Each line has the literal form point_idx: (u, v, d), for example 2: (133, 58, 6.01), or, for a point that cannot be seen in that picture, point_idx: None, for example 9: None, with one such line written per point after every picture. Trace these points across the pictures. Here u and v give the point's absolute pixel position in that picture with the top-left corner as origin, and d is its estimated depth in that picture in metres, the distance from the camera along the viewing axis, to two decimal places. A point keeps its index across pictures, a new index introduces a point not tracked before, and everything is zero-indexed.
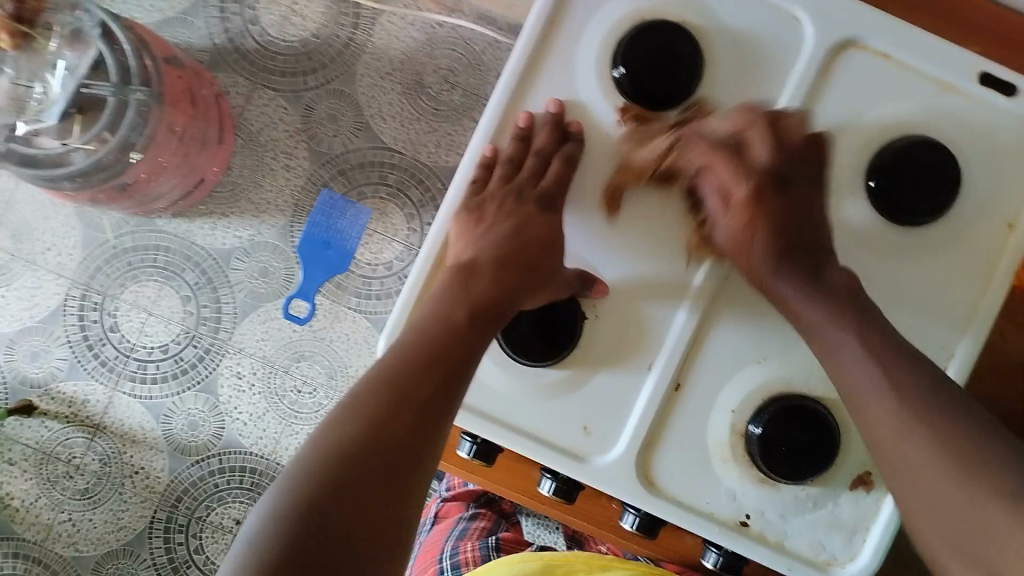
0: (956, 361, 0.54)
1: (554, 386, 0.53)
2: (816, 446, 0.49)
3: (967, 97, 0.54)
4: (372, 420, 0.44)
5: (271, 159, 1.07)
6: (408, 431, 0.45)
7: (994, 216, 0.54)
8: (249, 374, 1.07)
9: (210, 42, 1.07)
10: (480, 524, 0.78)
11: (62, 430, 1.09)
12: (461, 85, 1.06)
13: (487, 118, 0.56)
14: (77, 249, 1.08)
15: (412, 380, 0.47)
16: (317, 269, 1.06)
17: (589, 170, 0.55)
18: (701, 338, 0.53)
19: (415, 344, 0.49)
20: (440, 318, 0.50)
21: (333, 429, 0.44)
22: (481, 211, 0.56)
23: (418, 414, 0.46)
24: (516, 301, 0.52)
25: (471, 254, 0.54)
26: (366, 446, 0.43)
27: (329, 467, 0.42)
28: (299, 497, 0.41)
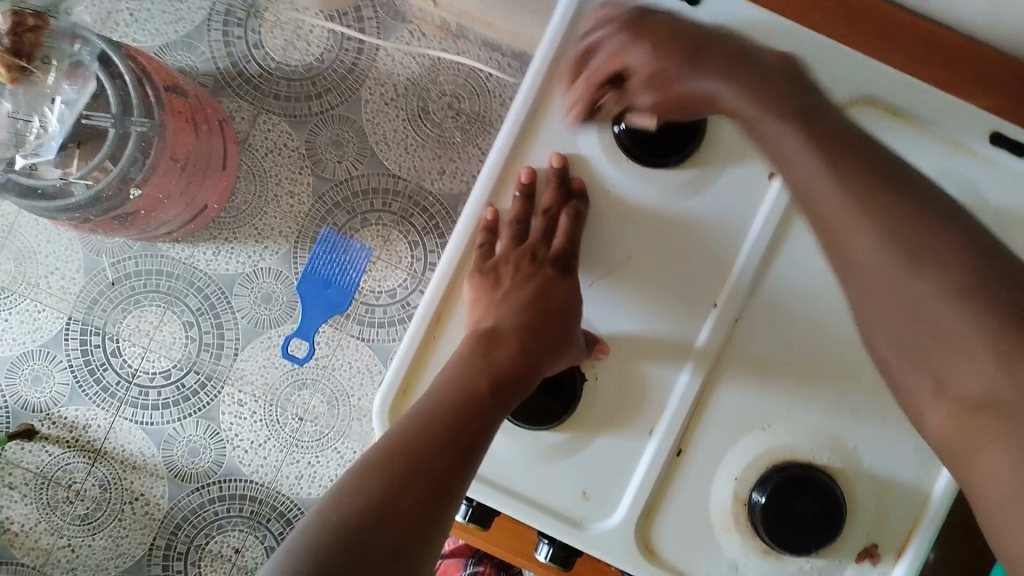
0: None
1: (551, 449, 0.52)
2: (823, 518, 0.47)
3: (980, 157, 0.52)
4: (387, 488, 0.42)
5: (275, 185, 1.06)
6: (416, 509, 0.42)
7: None
8: (250, 402, 1.06)
9: (214, 66, 1.06)
10: None
11: (62, 455, 1.08)
12: (465, 111, 1.05)
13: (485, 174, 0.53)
14: (79, 274, 1.08)
15: (425, 453, 0.44)
16: (316, 309, 1.06)
17: (598, 227, 0.53)
18: (703, 401, 0.52)
19: (432, 413, 0.46)
20: (455, 387, 0.48)
21: (337, 501, 0.41)
22: (496, 274, 0.53)
23: (433, 486, 0.43)
24: (540, 368, 0.50)
25: (490, 322, 0.52)
26: (380, 515, 0.40)
27: (332, 541, 0.38)
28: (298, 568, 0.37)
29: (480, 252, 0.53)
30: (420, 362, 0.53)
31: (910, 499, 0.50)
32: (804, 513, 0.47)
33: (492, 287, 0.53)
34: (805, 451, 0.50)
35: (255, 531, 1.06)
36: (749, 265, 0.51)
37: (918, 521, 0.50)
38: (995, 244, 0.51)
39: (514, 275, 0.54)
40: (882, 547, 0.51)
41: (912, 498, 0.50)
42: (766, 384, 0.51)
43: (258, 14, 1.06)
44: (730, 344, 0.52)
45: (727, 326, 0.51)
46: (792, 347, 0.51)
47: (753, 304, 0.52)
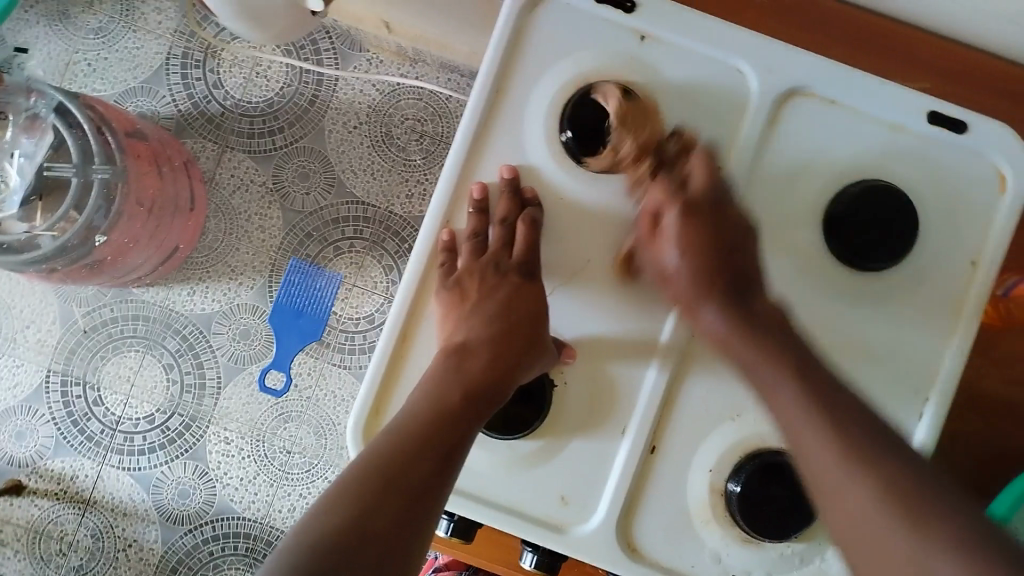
0: (940, 382, 0.53)
1: (527, 457, 0.52)
2: (797, 502, 0.48)
3: (918, 137, 0.53)
4: (357, 510, 0.43)
5: (245, 222, 1.07)
6: (391, 527, 0.44)
7: (957, 253, 0.53)
8: (237, 438, 1.06)
9: (175, 109, 1.07)
10: None
11: (52, 507, 1.07)
12: (429, 133, 1.06)
13: (439, 193, 0.54)
14: (55, 326, 1.08)
15: (401, 471, 0.45)
16: (290, 339, 1.06)
17: (556, 234, 0.54)
18: (673, 397, 0.53)
19: (404, 429, 0.47)
20: (432, 400, 0.49)
21: (313, 523, 0.43)
22: (461, 288, 0.54)
23: (405, 504, 0.44)
24: (513, 377, 0.51)
25: (461, 335, 0.53)
26: (349, 538, 0.42)
27: (308, 566, 0.40)
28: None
29: (442, 270, 0.54)
30: (391, 381, 0.53)
31: None
32: (779, 499, 0.49)
33: (459, 301, 0.54)
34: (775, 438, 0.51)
35: (252, 567, 1.06)
36: None
37: None
38: (938, 220, 0.53)
39: (480, 287, 0.55)
40: None
41: None
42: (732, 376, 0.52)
43: (215, 54, 1.07)
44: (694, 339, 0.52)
45: (690, 323, 0.52)
46: None
47: None
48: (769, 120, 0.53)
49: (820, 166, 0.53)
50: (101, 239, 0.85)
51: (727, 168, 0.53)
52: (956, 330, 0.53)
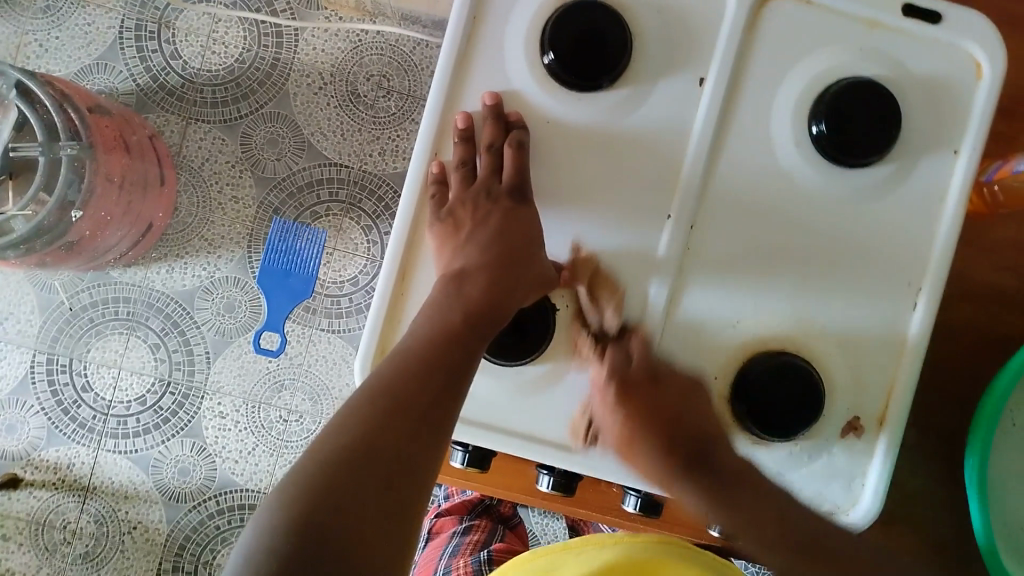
0: (931, 272, 0.54)
1: (535, 381, 0.53)
2: (802, 398, 0.51)
3: (894, 31, 0.53)
4: (370, 426, 0.44)
5: (217, 192, 1.05)
6: (401, 447, 0.44)
7: (939, 146, 0.54)
8: (232, 412, 1.06)
9: (134, 83, 1.05)
10: (473, 538, 0.79)
11: (51, 497, 1.07)
12: (395, 88, 1.05)
13: (424, 126, 0.54)
14: (35, 314, 1.06)
15: (407, 393, 0.46)
16: (280, 298, 1.05)
17: (547, 159, 0.54)
18: (674, 310, 0.53)
19: (410, 351, 0.48)
20: (430, 324, 0.50)
21: (318, 447, 0.43)
22: (452, 219, 0.53)
23: (417, 420, 0.45)
24: (509, 301, 0.51)
25: (459, 263, 0.53)
26: (364, 451, 0.43)
27: (324, 480, 0.41)
28: (290, 523, 0.39)
29: (434, 203, 0.53)
30: (394, 316, 0.53)
31: (885, 367, 0.54)
32: (782, 398, 0.51)
33: (452, 232, 0.54)
34: (778, 340, 0.53)
35: None
36: (695, 169, 0.53)
37: (896, 382, 0.54)
38: (921, 115, 0.54)
39: (473, 214, 0.55)
40: (864, 420, 0.54)
41: (884, 364, 0.54)
42: (729, 283, 0.54)
43: (169, 24, 1.05)
44: (689, 252, 0.54)
45: (684, 236, 0.53)
46: (750, 242, 0.54)
47: (704, 209, 0.53)
48: (745, 29, 0.53)
49: (798, 71, 0.53)
50: (76, 214, 0.84)
51: (711, 80, 0.53)
52: (941, 224, 0.54)
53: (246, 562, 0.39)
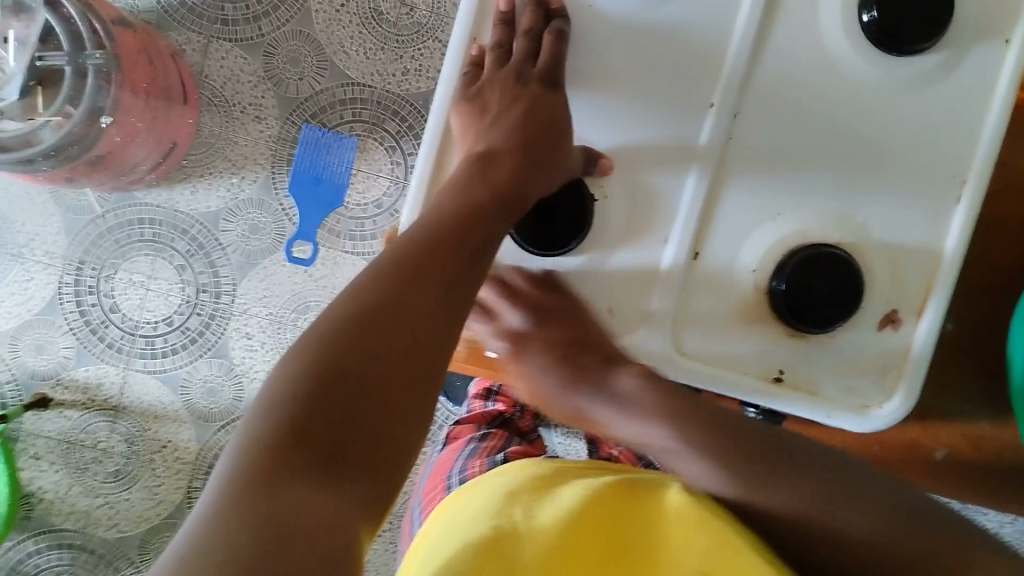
0: (976, 167, 0.53)
1: (571, 267, 0.55)
2: (843, 291, 0.51)
3: None
4: (396, 287, 0.44)
5: (240, 114, 1.05)
6: (428, 311, 0.44)
7: (986, 41, 0.53)
8: (258, 333, 1.07)
9: (153, 1, 1.04)
10: (491, 443, 0.78)
11: (82, 417, 1.08)
12: (418, 6, 1.03)
13: (464, 11, 0.57)
14: (61, 235, 1.06)
15: (434, 260, 0.46)
16: (312, 208, 1.05)
17: (589, 54, 0.55)
18: (713, 201, 0.54)
19: (437, 222, 0.48)
20: (457, 202, 0.49)
21: (342, 302, 0.43)
22: (481, 99, 0.56)
23: (443, 285, 0.45)
24: (535, 184, 0.52)
25: (484, 145, 0.54)
26: (389, 313, 0.43)
27: (348, 337, 0.41)
28: (306, 378, 0.40)
29: (466, 80, 0.56)
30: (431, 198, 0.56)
31: (926, 260, 0.54)
32: (818, 292, 0.51)
33: (479, 112, 0.55)
34: (817, 231, 0.53)
35: None
36: (739, 59, 0.53)
37: (936, 275, 0.54)
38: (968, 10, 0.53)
39: (501, 97, 0.56)
40: (902, 313, 0.54)
41: (926, 257, 0.54)
42: (768, 170, 0.54)
43: None
44: (730, 142, 0.54)
45: (727, 124, 0.54)
46: (790, 135, 0.54)
47: (748, 97, 0.54)
48: None
49: None
50: (106, 120, 0.85)
51: None
52: (988, 121, 0.53)
53: (262, 405, 0.40)
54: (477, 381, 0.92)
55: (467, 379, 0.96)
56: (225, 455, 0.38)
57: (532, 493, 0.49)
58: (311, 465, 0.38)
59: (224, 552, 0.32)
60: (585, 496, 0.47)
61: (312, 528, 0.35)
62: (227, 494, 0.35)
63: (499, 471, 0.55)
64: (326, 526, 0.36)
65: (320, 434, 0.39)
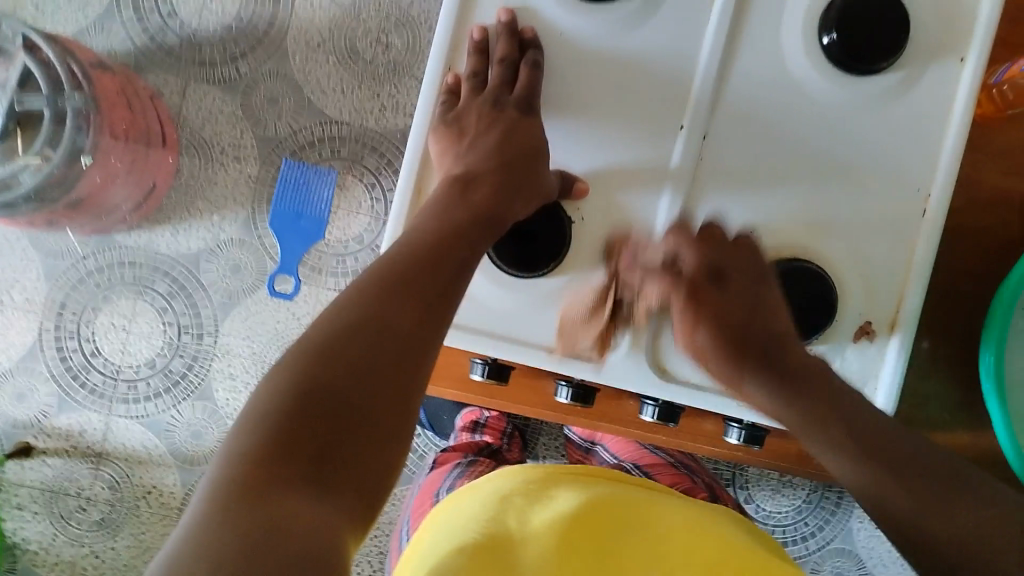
0: (943, 174, 0.55)
1: (553, 292, 0.56)
2: (815, 304, 0.54)
3: None
4: (380, 302, 0.44)
5: (220, 154, 1.05)
6: (412, 325, 0.45)
7: (947, 56, 0.55)
8: (242, 373, 1.06)
9: (131, 45, 1.04)
10: (479, 467, 0.78)
11: (64, 466, 1.07)
12: (395, 43, 1.04)
13: (439, 40, 0.58)
14: (41, 281, 1.05)
15: (416, 277, 0.46)
16: (292, 242, 1.04)
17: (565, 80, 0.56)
18: (689, 220, 0.56)
19: (417, 242, 0.49)
20: (436, 223, 0.51)
21: (326, 317, 0.44)
22: (459, 124, 0.57)
23: (426, 301, 0.46)
24: (513, 204, 0.53)
25: (460, 169, 0.55)
26: (374, 327, 0.43)
27: (334, 349, 0.42)
28: (289, 395, 0.40)
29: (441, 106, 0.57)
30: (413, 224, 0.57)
31: (897, 269, 0.56)
32: (795, 303, 0.54)
33: (456, 137, 0.56)
34: (793, 247, 0.56)
35: None
36: (707, 83, 0.55)
37: (906, 283, 0.56)
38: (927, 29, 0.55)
39: (478, 123, 0.56)
40: (876, 324, 0.56)
41: (902, 265, 0.56)
42: (745, 188, 0.56)
43: None
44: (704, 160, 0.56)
45: (698, 146, 0.55)
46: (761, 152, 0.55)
47: (720, 113, 0.56)
48: None
49: None
50: (87, 159, 0.85)
51: None
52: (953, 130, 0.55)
53: (249, 417, 0.39)
54: (464, 412, 0.92)
55: (452, 410, 0.95)
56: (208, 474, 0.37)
57: (531, 501, 0.49)
58: (300, 475, 0.37)
59: (214, 558, 0.32)
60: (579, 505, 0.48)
61: (300, 536, 0.34)
62: (209, 507, 0.35)
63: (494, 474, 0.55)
64: (318, 535, 0.35)
65: (304, 447, 0.38)
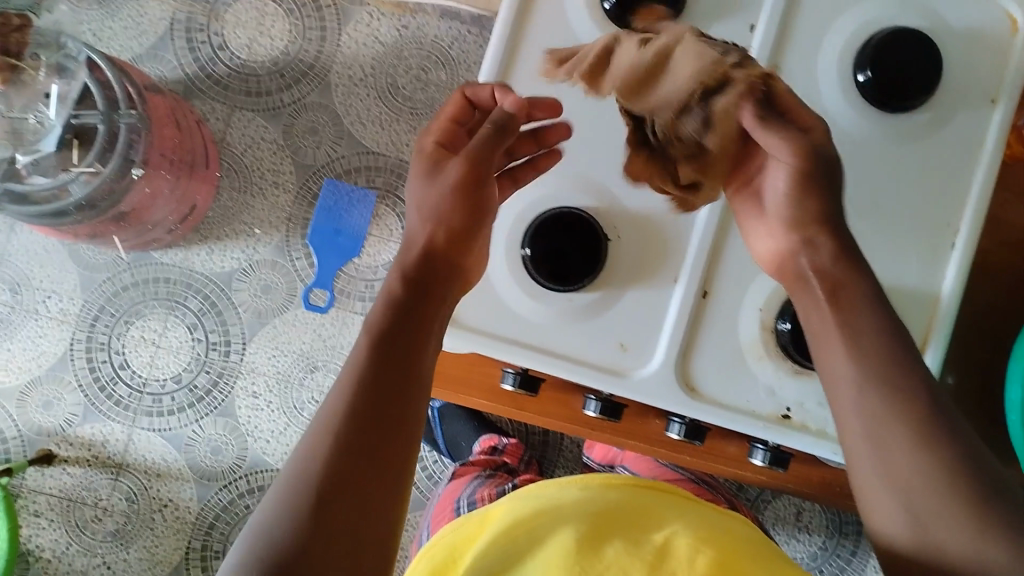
0: (971, 216, 0.58)
1: (587, 306, 0.58)
2: None
3: (921, 10, 0.58)
4: (325, 462, 0.43)
5: (259, 179, 1.08)
6: (360, 470, 0.43)
7: (964, 105, 0.58)
8: (264, 392, 1.08)
9: (182, 72, 1.09)
10: (498, 480, 0.80)
11: (84, 474, 1.08)
12: (433, 81, 1.08)
13: (489, 58, 0.59)
14: (77, 292, 1.08)
15: (355, 418, 0.45)
16: (330, 258, 1.07)
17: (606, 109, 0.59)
18: (720, 245, 0.58)
19: (352, 376, 0.46)
20: (367, 343, 0.48)
21: (280, 498, 0.42)
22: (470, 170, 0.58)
23: (369, 436, 0.44)
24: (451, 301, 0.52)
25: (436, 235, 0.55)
26: (324, 489, 0.42)
27: (290, 534, 0.40)
28: (279, 532, 0.41)
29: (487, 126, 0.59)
30: None
31: (924, 302, 0.58)
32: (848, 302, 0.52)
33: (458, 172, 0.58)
34: None
35: None
36: None
37: (934, 318, 0.58)
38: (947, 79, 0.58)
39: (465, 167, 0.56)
40: None
41: (926, 299, 0.58)
42: None
43: (219, 16, 1.09)
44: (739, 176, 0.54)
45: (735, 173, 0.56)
46: None
47: None
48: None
49: (837, 28, 0.58)
50: (137, 172, 0.88)
51: (761, 25, 0.58)
52: (977, 175, 0.58)
53: None
54: (483, 438, 0.94)
55: (471, 438, 0.96)
56: (230, 564, 0.41)
57: (527, 529, 0.49)
58: None
59: None
60: (585, 515, 0.49)
61: None
62: None
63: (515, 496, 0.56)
64: None
65: None
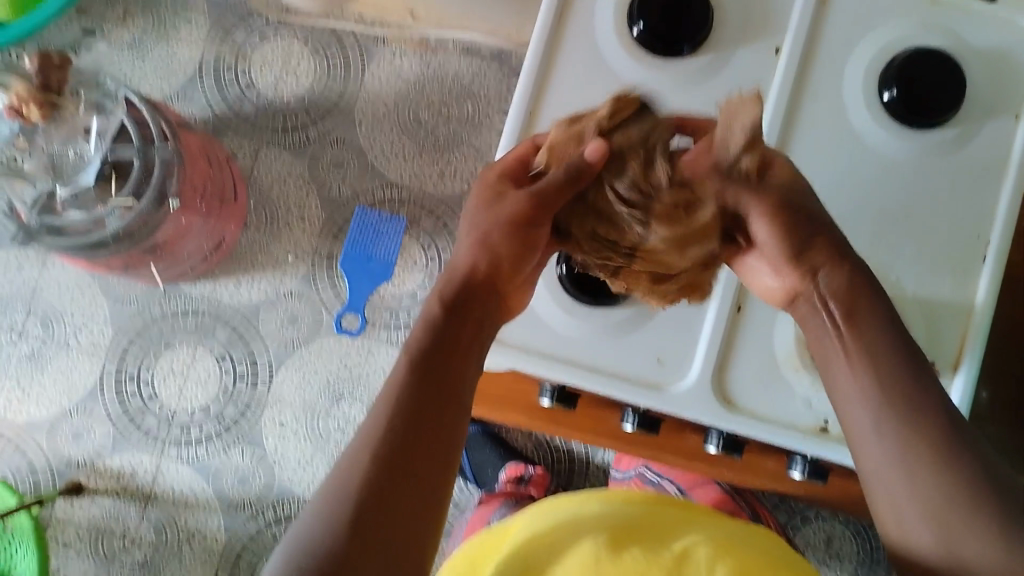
0: (995, 231, 0.59)
1: (623, 323, 0.59)
2: None
3: (937, 37, 0.61)
4: (369, 480, 0.44)
5: (285, 213, 1.11)
6: (404, 489, 0.45)
7: (983, 125, 0.60)
8: (291, 422, 1.09)
9: (211, 111, 1.12)
10: None
11: (113, 505, 1.09)
12: (454, 115, 1.11)
13: (522, 88, 0.62)
14: (108, 324, 1.10)
15: (397, 438, 0.46)
16: (362, 283, 1.07)
17: None
18: None
19: (395, 398, 0.48)
20: (408, 366, 0.49)
21: (327, 514, 0.44)
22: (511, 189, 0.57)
23: (411, 456, 0.46)
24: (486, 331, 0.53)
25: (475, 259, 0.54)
26: (369, 506, 0.44)
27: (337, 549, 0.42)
28: (326, 547, 0.42)
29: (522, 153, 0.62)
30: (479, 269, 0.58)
31: (953, 316, 0.59)
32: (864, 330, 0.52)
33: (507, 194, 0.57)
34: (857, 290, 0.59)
35: None
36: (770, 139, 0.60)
37: (967, 332, 0.59)
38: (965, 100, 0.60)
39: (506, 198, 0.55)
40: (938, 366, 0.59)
41: (956, 313, 0.59)
42: None
43: (246, 57, 1.12)
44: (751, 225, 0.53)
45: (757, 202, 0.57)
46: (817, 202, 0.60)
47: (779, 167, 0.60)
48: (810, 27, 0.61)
49: (857, 54, 0.61)
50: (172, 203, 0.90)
51: (786, 50, 0.61)
52: (1000, 192, 0.60)
53: None
54: (509, 466, 0.95)
55: (497, 465, 0.97)
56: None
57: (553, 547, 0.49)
58: None
59: None
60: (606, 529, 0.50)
61: None
62: None
63: (538, 505, 0.58)
64: None
65: None
